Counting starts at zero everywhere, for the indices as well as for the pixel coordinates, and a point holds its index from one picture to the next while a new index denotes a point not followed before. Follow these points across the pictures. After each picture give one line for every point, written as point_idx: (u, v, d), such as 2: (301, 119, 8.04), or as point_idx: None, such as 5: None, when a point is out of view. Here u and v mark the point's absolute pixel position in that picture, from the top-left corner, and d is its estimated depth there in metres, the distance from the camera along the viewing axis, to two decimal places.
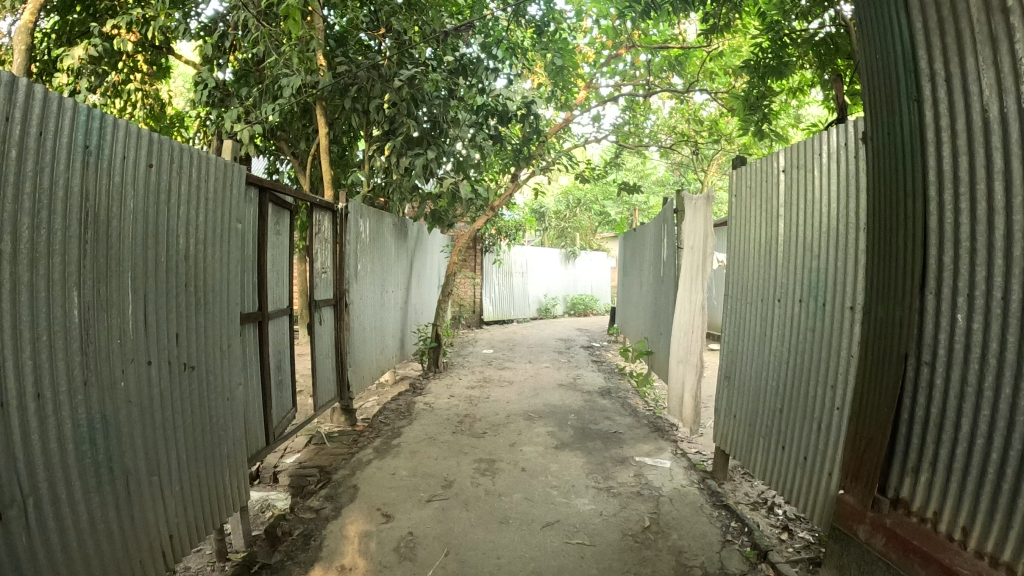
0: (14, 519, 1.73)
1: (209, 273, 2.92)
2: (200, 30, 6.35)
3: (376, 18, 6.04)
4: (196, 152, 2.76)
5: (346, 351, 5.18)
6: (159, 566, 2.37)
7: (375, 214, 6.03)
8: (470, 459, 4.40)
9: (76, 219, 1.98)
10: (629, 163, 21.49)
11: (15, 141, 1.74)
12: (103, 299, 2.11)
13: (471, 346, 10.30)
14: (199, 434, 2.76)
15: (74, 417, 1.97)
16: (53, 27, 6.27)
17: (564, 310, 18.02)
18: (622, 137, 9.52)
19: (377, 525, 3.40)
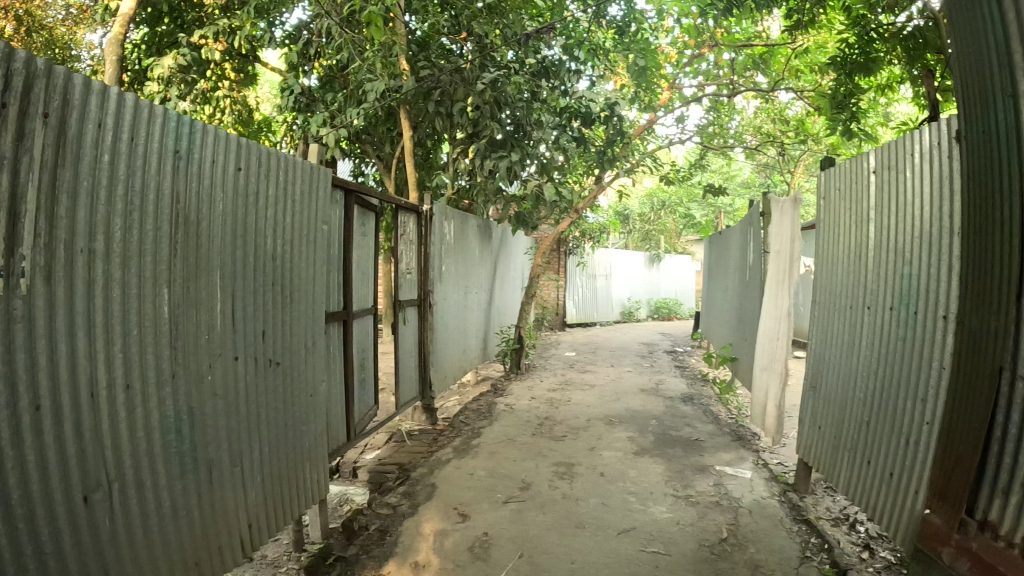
0: (100, 503, 1.82)
1: (296, 272, 3.02)
2: (286, 38, 6.63)
3: (457, 22, 6.13)
4: (284, 156, 2.87)
5: (430, 350, 5.26)
6: (237, 555, 2.47)
7: (459, 216, 6.09)
8: (549, 461, 4.40)
9: (166, 220, 2.08)
10: (714, 164, 21.04)
11: (107, 147, 1.84)
12: (192, 297, 2.22)
13: (554, 348, 10.31)
14: (281, 429, 2.86)
15: (161, 409, 2.08)
16: (144, 39, 6.63)
17: (648, 314, 17.75)
18: (706, 139, 9.32)
19: (454, 524, 3.44)
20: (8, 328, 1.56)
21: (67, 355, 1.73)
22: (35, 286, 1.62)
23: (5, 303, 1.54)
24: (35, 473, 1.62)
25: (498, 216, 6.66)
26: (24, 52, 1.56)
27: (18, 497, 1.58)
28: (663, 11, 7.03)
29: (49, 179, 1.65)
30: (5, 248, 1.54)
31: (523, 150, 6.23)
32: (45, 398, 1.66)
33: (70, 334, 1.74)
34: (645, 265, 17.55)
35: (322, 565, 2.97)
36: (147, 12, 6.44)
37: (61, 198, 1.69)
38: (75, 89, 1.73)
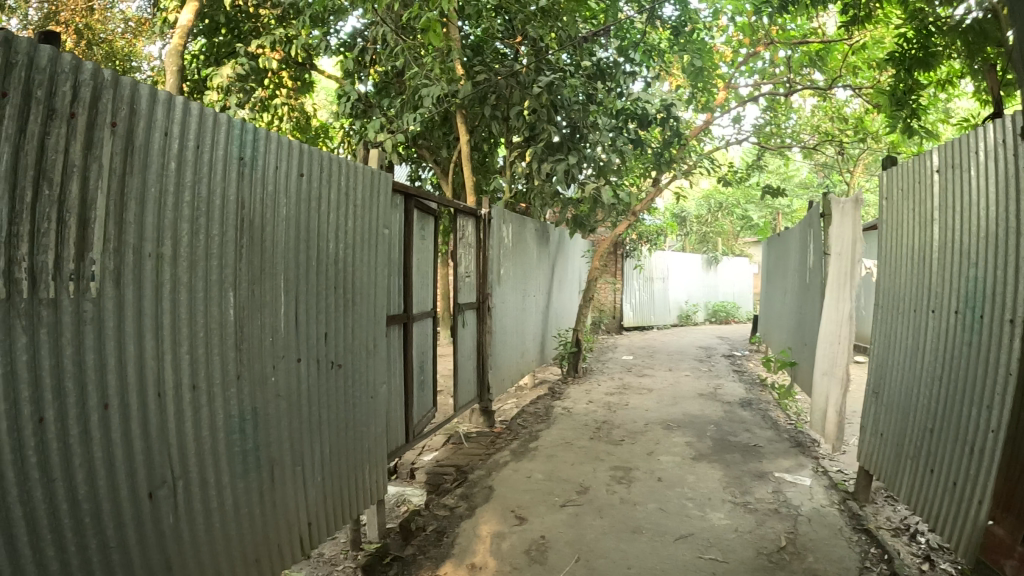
0: (164, 500, 1.89)
1: (357, 275, 3.07)
2: (340, 46, 6.79)
3: (512, 27, 6.16)
4: (347, 162, 2.94)
5: (488, 353, 5.30)
6: (296, 552, 2.53)
7: (518, 219, 6.12)
8: (606, 466, 4.37)
9: (232, 225, 2.15)
10: (772, 165, 20.65)
11: (174, 154, 1.91)
12: (257, 300, 2.29)
13: (611, 352, 10.23)
14: (342, 430, 2.92)
15: (226, 408, 2.15)
16: (202, 49, 6.87)
17: (705, 317, 17.45)
18: (763, 139, 9.12)
19: (510, 527, 3.45)
20: (78, 330, 1.62)
21: (136, 356, 1.80)
22: (105, 290, 1.69)
23: (75, 306, 1.61)
24: (103, 469, 1.69)
25: (556, 218, 6.67)
26: (91, 63, 1.63)
27: (86, 492, 1.64)
28: (716, 9, 6.95)
29: (118, 187, 1.72)
30: (75, 254, 1.61)
31: (582, 152, 6.26)
32: (114, 398, 1.73)
33: (138, 336, 1.81)
34: (702, 268, 17.27)
35: (377, 565, 3.03)
36: (205, 24, 6.67)
37: (130, 205, 1.76)
38: (143, 99, 1.80)
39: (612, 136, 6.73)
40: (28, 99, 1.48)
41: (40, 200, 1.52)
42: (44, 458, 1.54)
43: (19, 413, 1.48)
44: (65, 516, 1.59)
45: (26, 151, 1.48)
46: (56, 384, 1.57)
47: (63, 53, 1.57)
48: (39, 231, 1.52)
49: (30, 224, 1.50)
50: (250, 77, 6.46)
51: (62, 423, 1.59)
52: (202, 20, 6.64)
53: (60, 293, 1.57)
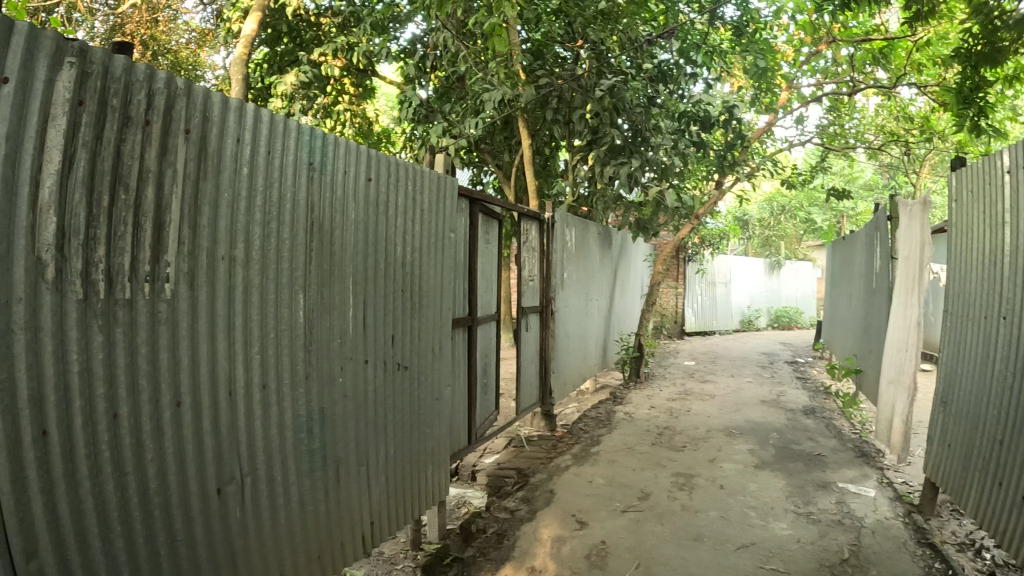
0: (232, 495, 1.96)
1: (423, 279, 3.12)
2: (401, 53, 6.90)
3: (571, 31, 6.15)
4: (413, 166, 2.98)
5: (550, 356, 5.29)
6: (358, 550, 2.58)
7: (580, 223, 6.11)
8: (668, 472, 4.31)
9: (302, 228, 2.21)
10: (835, 167, 20.13)
11: (246, 160, 1.98)
12: (326, 302, 2.35)
13: (672, 357, 10.08)
14: (406, 430, 2.97)
15: (295, 408, 2.21)
16: (266, 58, 6.99)
17: (767, 322, 17.07)
18: (828, 140, 8.91)
19: (571, 531, 3.44)
20: (153, 329, 1.69)
21: (208, 356, 1.87)
22: (177, 291, 1.76)
23: (150, 307, 1.68)
24: (172, 464, 1.75)
25: (618, 222, 6.63)
26: (164, 73, 1.70)
27: (155, 486, 1.71)
28: (776, 7, 6.80)
29: (191, 191, 1.79)
30: (150, 256, 1.68)
31: (646, 154, 6.22)
32: (185, 395, 1.80)
33: (210, 336, 1.88)
34: (765, 272, 16.90)
35: (437, 565, 3.08)
36: (268, 33, 6.80)
37: (202, 210, 1.82)
38: (214, 107, 1.86)
39: (675, 140, 6.61)
40: (106, 106, 1.55)
41: (117, 204, 1.59)
42: (117, 453, 1.60)
43: (94, 409, 1.55)
44: (135, 509, 1.65)
45: (103, 157, 1.55)
46: (132, 381, 1.63)
47: (137, 62, 1.64)
48: (115, 234, 1.59)
49: (107, 228, 1.57)
50: (313, 85, 6.56)
51: (136, 419, 1.65)
52: (266, 29, 6.77)
53: (136, 294, 1.64)
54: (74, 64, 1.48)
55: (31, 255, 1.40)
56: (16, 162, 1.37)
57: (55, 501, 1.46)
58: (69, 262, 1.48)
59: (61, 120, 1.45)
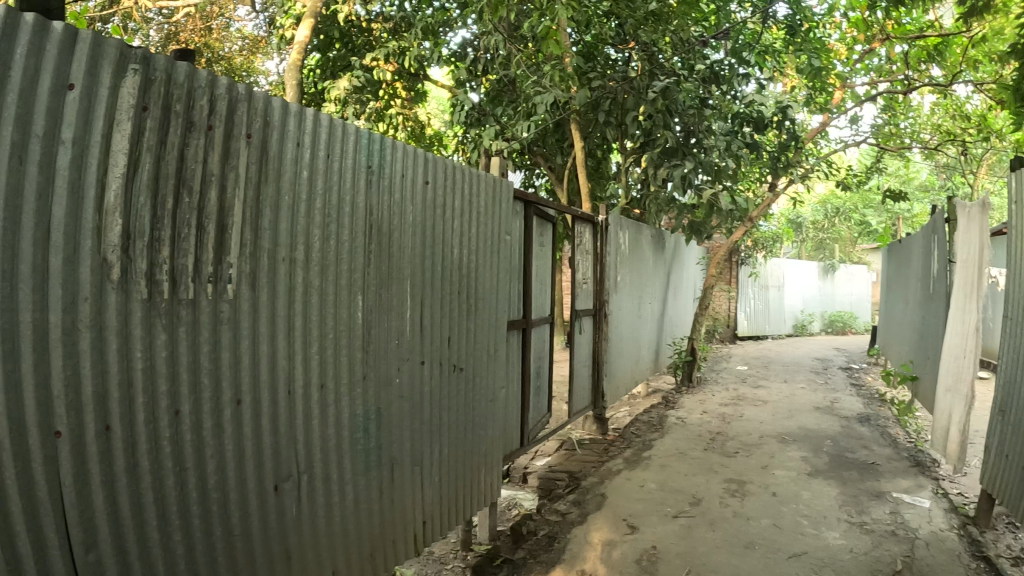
0: (289, 492, 2.01)
1: (480, 281, 3.15)
2: (452, 57, 6.94)
3: (623, 32, 6.12)
4: (470, 169, 3.01)
5: (604, 359, 5.28)
6: (411, 549, 2.62)
7: (634, 226, 6.06)
8: (720, 478, 4.25)
9: (361, 231, 2.26)
10: (891, 167, 19.58)
11: (306, 163, 2.02)
12: (384, 304, 2.40)
13: (723, 362, 9.92)
14: (461, 431, 2.99)
15: (352, 407, 2.25)
16: (319, 63, 7.10)
17: (821, 327, 16.65)
18: (883, 140, 8.60)
19: (621, 535, 3.42)
20: (214, 328, 1.75)
21: (268, 355, 1.92)
22: (239, 291, 1.81)
23: (212, 306, 1.74)
24: (232, 460, 1.81)
25: (672, 224, 6.55)
26: (226, 79, 1.75)
27: (214, 482, 1.76)
28: (828, 3, 6.65)
29: (253, 195, 1.84)
30: (213, 257, 1.73)
31: (700, 157, 6.10)
32: (245, 393, 1.85)
33: (271, 336, 1.93)
34: (818, 276, 16.50)
35: (487, 566, 3.11)
36: (320, 39, 6.86)
37: (264, 212, 1.87)
38: (275, 113, 1.92)
39: (726, 142, 6.51)
40: (168, 112, 1.61)
41: (181, 207, 1.64)
42: (178, 449, 1.66)
43: (157, 405, 1.61)
44: (194, 503, 1.70)
45: (167, 161, 1.61)
46: (194, 378, 1.69)
47: (198, 69, 1.69)
48: (179, 235, 1.64)
49: (172, 229, 1.62)
50: (366, 89, 6.70)
51: (197, 416, 1.71)
52: (318, 36, 6.87)
53: (198, 294, 1.69)
54: (137, 70, 1.54)
55: (98, 256, 1.45)
56: (82, 165, 1.43)
57: (116, 494, 1.52)
58: (135, 263, 1.53)
59: (125, 125, 1.51)
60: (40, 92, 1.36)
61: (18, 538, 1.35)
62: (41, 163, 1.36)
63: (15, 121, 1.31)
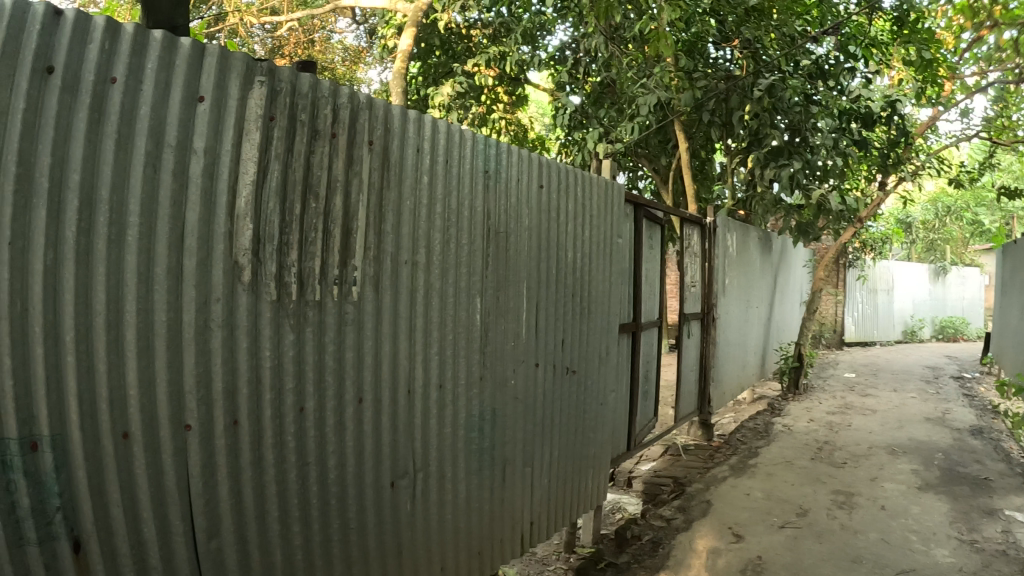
0: (405, 489, 2.08)
1: (593, 285, 3.17)
2: (550, 60, 6.96)
3: (724, 30, 6.08)
4: (583, 174, 3.03)
5: (711, 365, 5.17)
6: (518, 549, 2.66)
7: (742, 227, 5.91)
8: (827, 489, 4.07)
9: (480, 235, 2.33)
10: (1004, 162, 18.28)
11: (427, 168, 2.08)
12: (501, 306, 2.46)
13: (831, 368, 9.50)
14: (572, 434, 3.02)
15: (468, 407, 2.32)
16: (421, 70, 7.23)
17: (931, 333, 15.60)
18: (996, 133, 8.06)
19: (726, 544, 3.33)
20: (340, 328, 1.82)
21: (389, 355, 1.99)
22: (364, 294, 1.88)
23: (338, 307, 1.80)
24: (351, 457, 1.88)
25: (779, 226, 6.36)
26: (348, 88, 1.82)
27: (334, 477, 1.84)
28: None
29: (376, 200, 1.90)
30: (339, 260, 1.80)
31: (807, 157, 5.90)
32: (367, 392, 1.93)
33: (393, 336, 2.00)
34: (929, 278, 15.54)
35: (592, 569, 3.12)
36: (421, 47, 7.02)
37: (387, 216, 1.94)
38: (395, 120, 1.98)
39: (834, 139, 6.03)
40: (294, 121, 1.69)
41: (308, 212, 1.71)
42: (301, 444, 1.74)
43: (283, 402, 1.69)
44: (313, 497, 1.78)
45: (295, 167, 1.68)
46: (318, 376, 1.77)
47: (322, 79, 1.76)
48: (307, 239, 1.71)
49: (299, 233, 1.68)
50: (469, 95, 6.81)
51: (321, 413, 1.79)
52: (420, 44, 7.01)
53: (326, 296, 1.76)
54: (263, 82, 1.62)
55: (229, 259, 1.54)
56: (214, 173, 1.51)
57: (239, 485, 1.60)
58: (264, 265, 1.61)
59: (254, 134, 1.59)
60: (172, 104, 1.45)
61: (145, 524, 1.44)
62: (175, 172, 1.45)
63: (148, 131, 1.41)
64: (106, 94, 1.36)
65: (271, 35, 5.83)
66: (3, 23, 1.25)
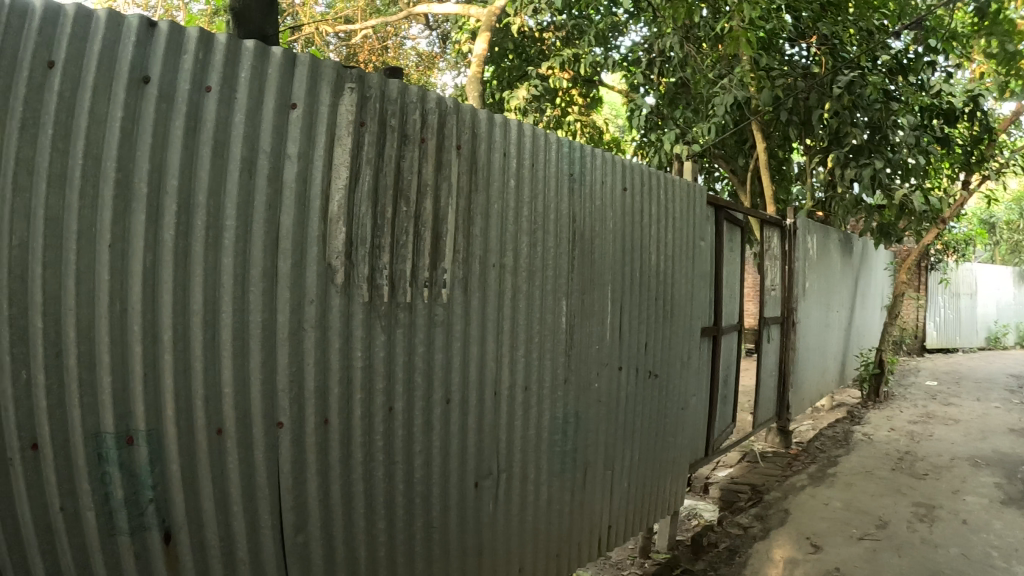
0: (488, 489, 2.11)
1: (676, 289, 3.14)
2: (623, 61, 6.90)
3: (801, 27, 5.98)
4: (666, 177, 3.01)
5: (791, 371, 5.04)
6: (595, 551, 2.66)
7: (823, 228, 5.76)
8: (908, 501, 3.93)
9: (566, 237, 2.34)
10: None
11: (513, 173, 2.11)
12: (586, 308, 2.47)
13: (913, 376, 9.16)
14: (652, 437, 3.00)
15: (552, 409, 2.34)
16: (495, 74, 7.27)
17: (1016, 340, 14.87)
18: None
19: (804, 555, 3.26)
20: (429, 329, 1.85)
21: (477, 355, 2.02)
22: (453, 296, 1.91)
23: (428, 309, 1.84)
24: (437, 456, 1.91)
25: (860, 227, 6.18)
26: (435, 94, 1.85)
27: (420, 476, 1.87)
28: None
29: (465, 203, 1.94)
30: (429, 263, 1.83)
31: (888, 154, 5.75)
32: (454, 393, 1.96)
33: (480, 338, 2.03)
34: (1014, 281, 14.86)
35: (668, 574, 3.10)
36: (495, 51, 7.07)
37: (475, 220, 1.97)
38: (481, 125, 2.00)
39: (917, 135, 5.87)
40: (384, 127, 1.72)
41: (399, 216, 1.75)
42: (389, 443, 1.78)
43: (373, 401, 1.73)
44: (399, 495, 1.82)
45: (385, 172, 1.72)
46: (407, 377, 1.80)
47: (410, 85, 1.79)
48: (398, 242, 1.75)
49: (391, 237, 1.73)
50: (544, 98, 6.83)
51: (409, 412, 1.82)
52: (494, 48, 7.05)
53: (416, 297, 1.80)
54: (353, 89, 1.65)
55: (323, 262, 1.58)
56: (307, 179, 1.56)
57: (328, 481, 1.64)
58: (357, 268, 1.65)
59: (346, 140, 1.63)
60: (266, 112, 1.51)
61: (234, 517, 1.50)
62: (269, 177, 1.50)
63: (243, 139, 1.47)
64: (200, 102, 1.42)
65: (346, 43, 5.98)
66: (101, 37, 1.31)
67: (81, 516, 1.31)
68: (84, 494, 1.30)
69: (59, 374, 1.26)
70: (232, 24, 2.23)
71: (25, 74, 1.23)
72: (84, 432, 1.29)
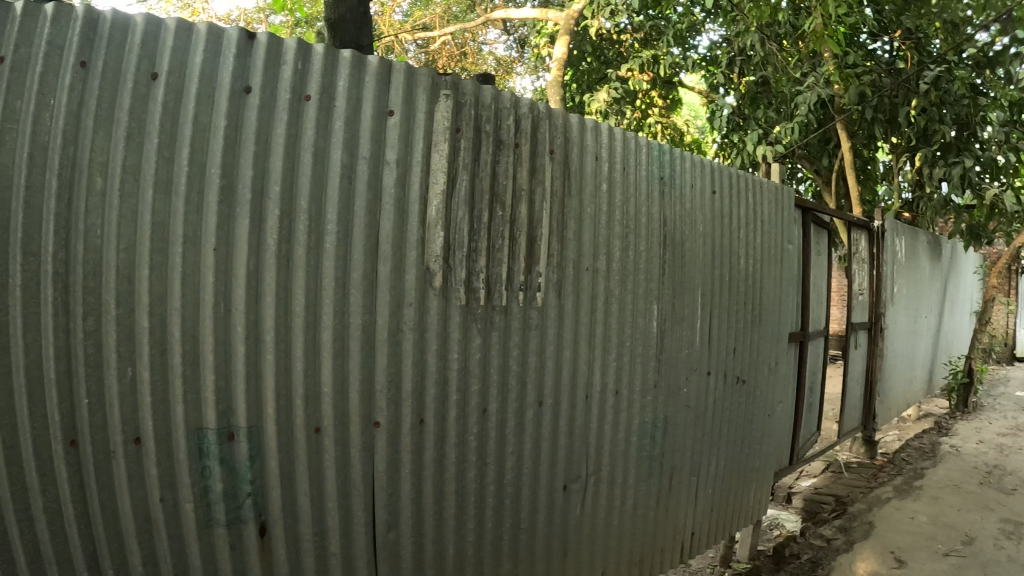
0: (576, 492, 2.10)
1: (764, 293, 3.07)
2: (701, 61, 6.84)
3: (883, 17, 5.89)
4: (754, 179, 2.96)
5: (877, 378, 4.90)
6: (677, 558, 2.63)
7: (908, 233, 5.59)
8: (997, 517, 3.77)
9: (657, 242, 2.32)
10: None
11: (606, 177, 2.10)
12: (677, 312, 2.44)
13: (1003, 385, 8.77)
14: (738, 444, 2.95)
15: (642, 413, 2.32)
16: (575, 76, 7.30)
17: None
18: None
19: (888, 569, 3.16)
20: (523, 332, 1.86)
21: (569, 358, 2.02)
22: (547, 299, 1.91)
23: (522, 312, 1.85)
24: (528, 459, 1.91)
25: (950, 229, 5.96)
26: (529, 99, 1.85)
27: (511, 478, 1.87)
28: None
29: (559, 207, 1.94)
30: (524, 267, 1.84)
31: (976, 153, 5.66)
32: (546, 396, 1.96)
33: (573, 342, 2.02)
34: None
35: None
36: (574, 54, 7.10)
37: (569, 223, 1.97)
38: (574, 129, 2.00)
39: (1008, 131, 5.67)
40: (479, 132, 1.73)
41: (495, 220, 1.76)
42: (482, 445, 1.79)
43: (468, 403, 1.74)
44: (489, 496, 1.83)
45: (481, 177, 1.73)
46: (501, 379, 1.81)
47: (503, 91, 1.79)
48: (494, 246, 1.76)
49: (487, 240, 1.74)
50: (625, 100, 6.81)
51: (502, 414, 1.83)
52: (573, 51, 7.08)
53: (511, 301, 1.81)
54: (449, 95, 1.67)
55: (421, 265, 1.60)
56: (406, 184, 1.58)
57: (421, 480, 1.66)
58: (454, 271, 1.67)
59: (443, 145, 1.64)
60: (366, 118, 1.53)
61: (329, 513, 1.52)
62: (370, 182, 1.52)
63: (343, 144, 1.49)
64: (301, 110, 1.45)
65: (426, 49, 6.08)
66: (202, 49, 1.35)
67: (181, 508, 1.35)
68: (185, 488, 1.35)
69: (164, 372, 1.31)
70: (338, 30, 2.28)
71: (130, 86, 1.28)
72: (186, 428, 1.34)
